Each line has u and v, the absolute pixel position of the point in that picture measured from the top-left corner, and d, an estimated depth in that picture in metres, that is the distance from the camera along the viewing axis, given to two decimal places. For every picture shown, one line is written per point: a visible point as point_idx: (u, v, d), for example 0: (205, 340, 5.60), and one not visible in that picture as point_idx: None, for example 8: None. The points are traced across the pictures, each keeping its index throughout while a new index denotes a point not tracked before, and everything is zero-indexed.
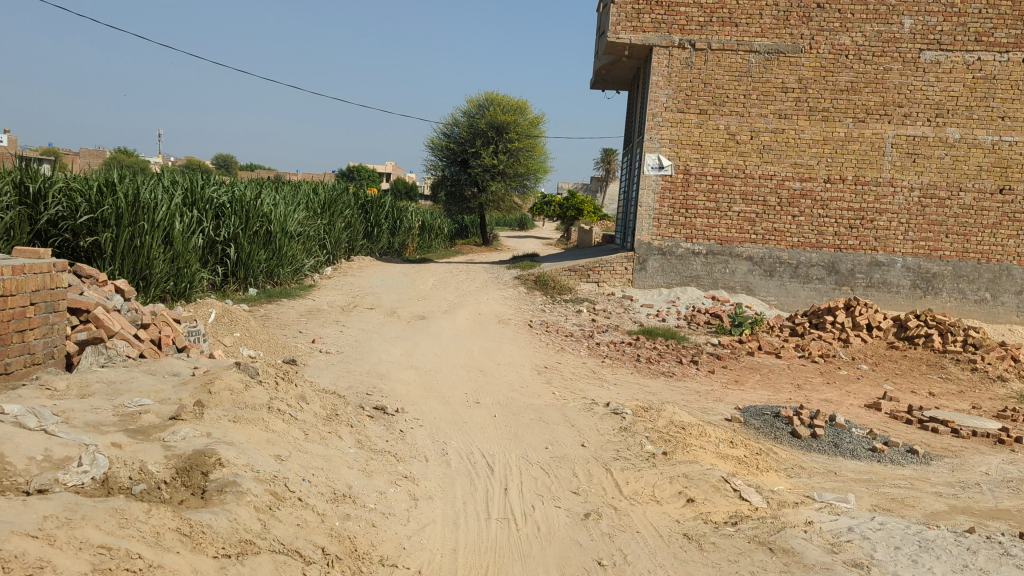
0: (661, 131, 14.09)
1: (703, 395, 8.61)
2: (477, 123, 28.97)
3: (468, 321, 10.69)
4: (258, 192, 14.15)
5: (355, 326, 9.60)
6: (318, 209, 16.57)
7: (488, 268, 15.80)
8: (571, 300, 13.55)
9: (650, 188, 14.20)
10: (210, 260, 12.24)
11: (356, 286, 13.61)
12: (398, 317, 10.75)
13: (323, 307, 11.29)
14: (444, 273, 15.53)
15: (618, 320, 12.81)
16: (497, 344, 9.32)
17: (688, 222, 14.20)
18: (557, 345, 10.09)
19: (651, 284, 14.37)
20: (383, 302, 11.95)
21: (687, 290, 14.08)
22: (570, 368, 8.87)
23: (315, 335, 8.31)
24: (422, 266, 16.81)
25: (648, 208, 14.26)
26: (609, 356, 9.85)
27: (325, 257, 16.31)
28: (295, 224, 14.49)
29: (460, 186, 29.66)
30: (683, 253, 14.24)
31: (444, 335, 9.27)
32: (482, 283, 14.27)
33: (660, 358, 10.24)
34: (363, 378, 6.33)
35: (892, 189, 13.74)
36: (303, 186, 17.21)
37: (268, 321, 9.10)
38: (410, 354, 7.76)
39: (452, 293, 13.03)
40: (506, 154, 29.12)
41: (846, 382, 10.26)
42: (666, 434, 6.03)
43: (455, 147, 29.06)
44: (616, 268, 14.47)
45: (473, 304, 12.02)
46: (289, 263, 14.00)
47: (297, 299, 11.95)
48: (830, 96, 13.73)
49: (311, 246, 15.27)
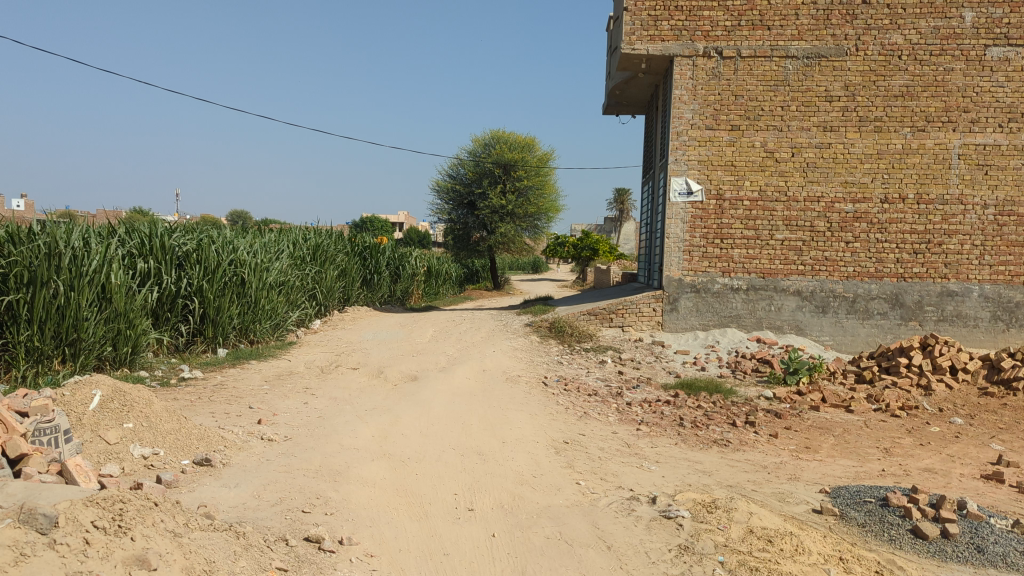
0: (688, 152, 12.30)
1: (772, 473, 6.61)
2: (484, 162, 27.43)
3: (468, 381, 8.79)
4: (230, 237, 12.41)
5: (325, 393, 7.73)
6: (305, 257, 14.83)
7: (496, 315, 13.91)
8: (592, 349, 11.61)
9: (677, 217, 12.36)
10: (169, 318, 10.47)
11: (344, 341, 11.77)
12: (386, 378, 8.87)
13: (298, 368, 9.48)
14: (446, 322, 13.65)
15: (650, 371, 10.86)
16: (503, 410, 7.40)
17: (724, 254, 12.30)
18: (579, 408, 8.14)
19: (685, 327, 12.43)
20: (371, 360, 10.09)
21: (727, 333, 12.13)
22: (596, 441, 6.92)
23: (267, 412, 6.44)
24: (421, 316, 14.95)
25: (677, 240, 12.40)
26: (645, 421, 7.89)
27: (313, 309, 14.48)
28: (275, 273, 12.71)
29: (467, 230, 28.00)
30: (720, 290, 12.32)
31: (436, 401, 7.39)
32: (489, 332, 12.37)
33: (707, 420, 8.27)
34: (306, 484, 4.44)
35: (962, 206, 11.82)
36: (288, 232, 15.47)
37: (215, 394, 7.26)
38: (384, 436, 5.87)
39: (452, 346, 11.15)
40: (514, 193, 27.53)
41: (942, 440, 8.22)
42: (750, 561, 4.09)
43: (460, 188, 27.46)
44: (643, 310, 12.54)
45: (476, 359, 10.14)
46: (268, 317, 12.19)
47: (270, 360, 10.12)
48: (882, 104, 11.93)
49: (295, 297, 13.49)
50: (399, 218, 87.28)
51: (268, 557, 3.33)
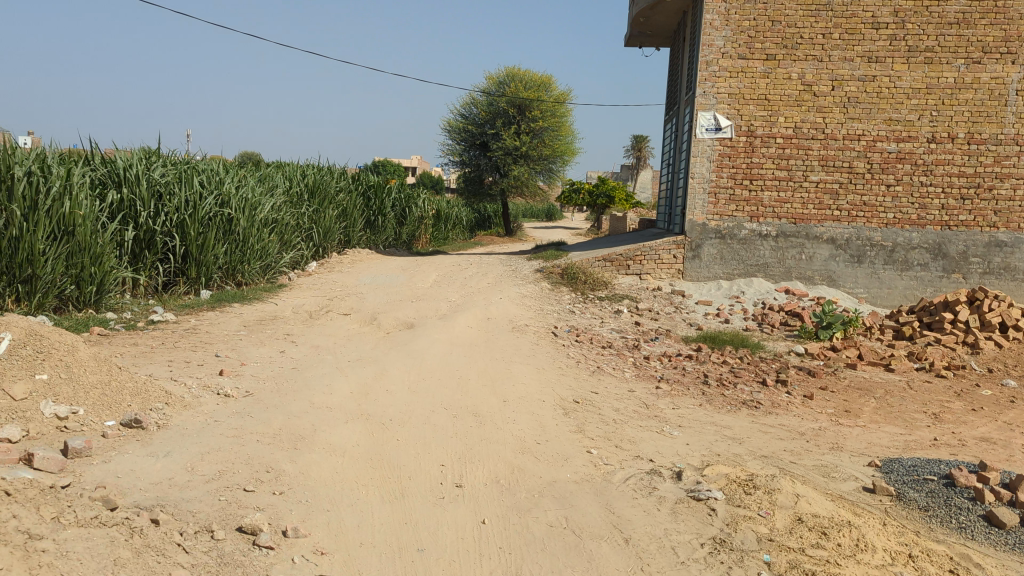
0: (717, 84, 11.23)
1: (810, 442, 5.78)
2: (497, 102, 26.24)
3: (469, 330, 7.96)
4: (217, 171, 11.52)
5: (308, 340, 6.93)
6: (301, 196, 13.96)
7: (505, 260, 13.03)
8: (607, 297, 10.74)
9: (703, 156, 11.35)
10: (147, 256, 9.69)
11: (338, 285, 10.94)
12: (379, 325, 8.05)
13: (284, 312, 8.68)
14: (451, 266, 12.80)
15: (669, 323, 10.00)
16: (506, 364, 6.58)
17: (752, 197, 11.30)
18: (592, 362, 7.31)
19: (707, 276, 11.53)
20: (365, 305, 9.28)
21: (753, 283, 11.22)
22: (610, 401, 6.10)
23: (233, 362, 5.66)
24: (426, 260, 14.09)
25: (702, 180, 11.40)
26: (665, 378, 7.07)
27: (309, 250, 13.66)
28: (266, 210, 11.86)
29: (479, 173, 26.95)
30: (747, 237, 11.36)
31: (430, 351, 6.57)
32: (496, 278, 11.51)
33: (734, 379, 7.43)
34: (256, 453, 3.63)
35: (1018, 147, 10.75)
36: (285, 168, 14.56)
37: (182, 341, 6.47)
38: (365, 393, 5.05)
39: (455, 292, 10.31)
40: (528, 135, 26.40)
41: (997, 404, 7.35)
42: (803, 562, 3.26)
43: (472, 129, 26.30)
44: (662, 257, 11.62)
45: (480, 306, 9.29)
46: (257, 257, 11.38)
47: (255, 303, 9.33)
48: (936, 32, 10.76)
49: (289, 238, 12.68)
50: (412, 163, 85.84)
51: (165, 562, 2.61)
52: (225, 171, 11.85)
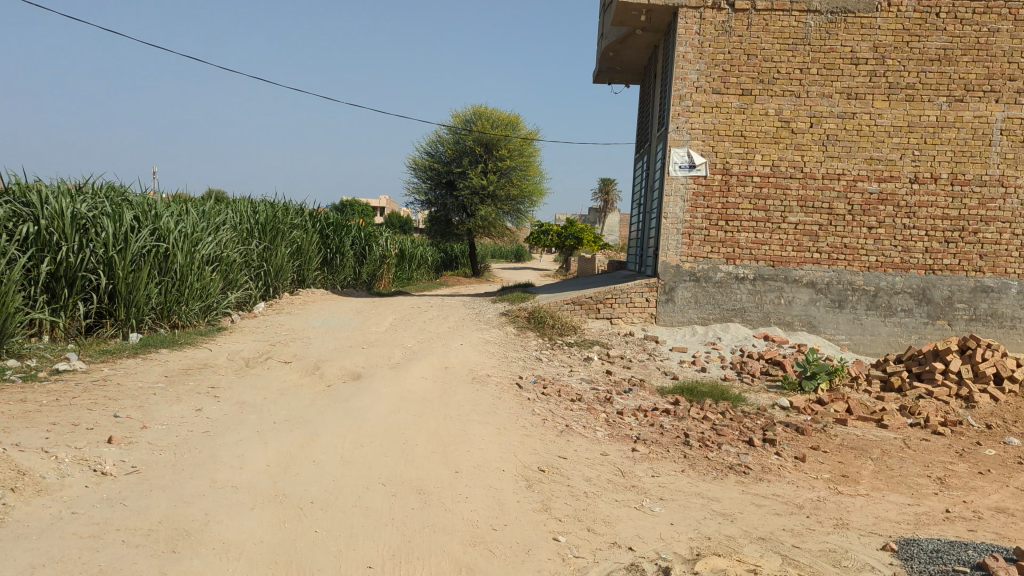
0: (690, 119, 10.68)
1: (810, 518, 5.03)
2: (464, 141, 25.68)
3: (423, 381, 7.12)
4: (155, 202, 10.61)
5: (233, 395, 6.03)
6: (251, 232, 13.08)
7: (467, 302, 12.22)
8: (576, 343, 9.97)
9: (677, 194, 10.74)
10: (68, 297, 8.71)
11: (284, 328, 10.06)
12: (322, 376, 7.17)
13: (216, 360, 7.77)
14: (409, 308, 11.95)
15: (642, 372, 9.25)
16: (460, 423, 5.76)
17: (728, 238, 10.69)
18: (559, 418, 6.50)
19: (681, 321, 10.84)
20: (310, 352, 8.40)
21: (730, 329, 10.55)
22: (581, 470, 5.29)
23: (131, 425, 4.76)
24: (384, 301, 13.22)
25: (675, 220, 10.77)
26: (642, 437, 6.28)
27: (257, 289, 12.72)
28: (209, 246, 10.95)
29: (445, 212, 26.27)
30: (723, 280, 10.72)
31: (374, 408, 5.72)
32: (457, 321, 10.70)
33: (717, 438, 6.67)
34: (114, 562, 2.87)
35: (1003, 189, 10.30)
36: (235, 203, 13.69)
37: (82, 396, 5.54)
38: (286, 465, 4.23)
39: (411, 337, 9.46)
40: (495, 174, 25.83)
41: (1004, 467, 6.66)
42: None
43: (438, 168, 25.66)
44: (633, 299, 10.91)
45: (438, 353, 8.46)
46: (197, 297, 10.43)
47: (187, 348, 8.39)
48: (916, 68, 10.36)
49: (235, 277, 11.75)
50: (380, 203, 84.91)
51: None
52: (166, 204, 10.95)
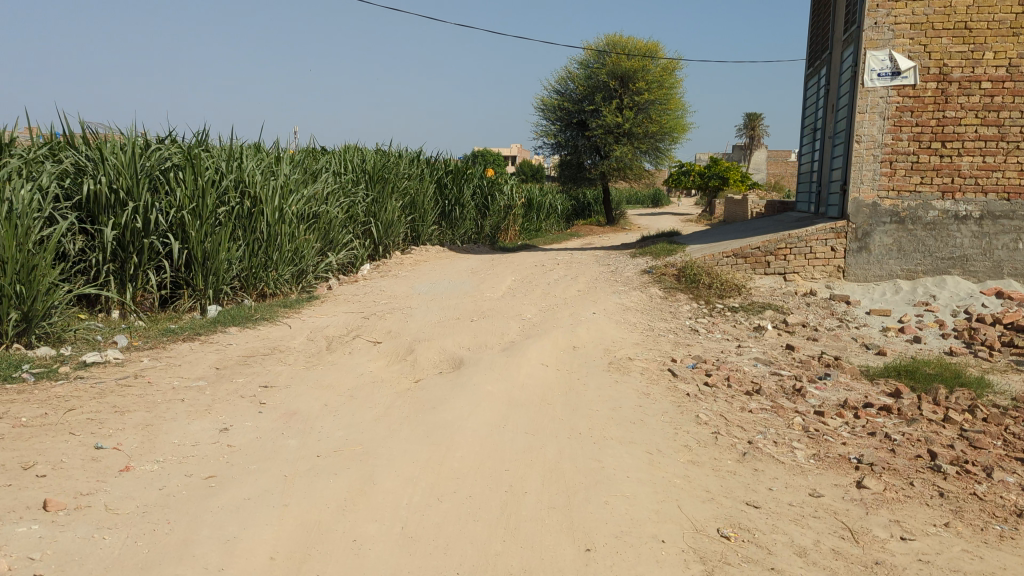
0: (895, 12, 8.21)
1: None
2: (597, 75, 23.38)
3: (544, 372, 5.31)
4: (242, 150, 9.26)
5: (286, 398, 4.44)
6: (358, 183, 11.72)
7: (602, 256, 10.32)
8: (742, 309, 7.96)
9: (874, 111, 8.36)
10: (136, 266, 7.51)
11: (385, 295, 8.56)
12: (414, 363, 5.52)
13: (291, 342, 6.29)
14: (533, 265, 10.21)
15: (834, 345, 7.10)
16: (594, 445, 3.91)
17: (946, 164, 8.26)
18: (737, 427, 4.53)
19: (878, 276, 8.57)
20: (408, 328, 6.79)
21: (947, 284, 8.21)
22: (788, 533, 3.31)
23: (105, 467, 3.18)
24: (505, 257, 11.53)
25: (872, 144, 8.40)
26: (867, 460, 4.21)
27: (363, 249, 11.37)
28: (302, 201, 9.58)
29: (577, 155, 24.32)
30: (936, 220, 8.35)
31: (471, 423, 4.00)
32: (590, 281, 8.83)
33: (979, 458, 4.46)
34: None
35: None
36: (339, 151, 12.27)
37: (80, 407, 4.08)
38: (307, 555, 2.58)
39: (533, 305, 7.68)
40: (632, 110, 23.47)
41: None
42: None
43: (569, 107, 23.66)
44: (813, 249, 8.70)
45: (565, 328, 6.63)
46: (288, 261, 9.13)
47: (264, 326, 6.95)
48: None
49: (335, 235, 10.41)
50: (511, 150, 83.25)
51: None
52: (257, 153, 9.60)
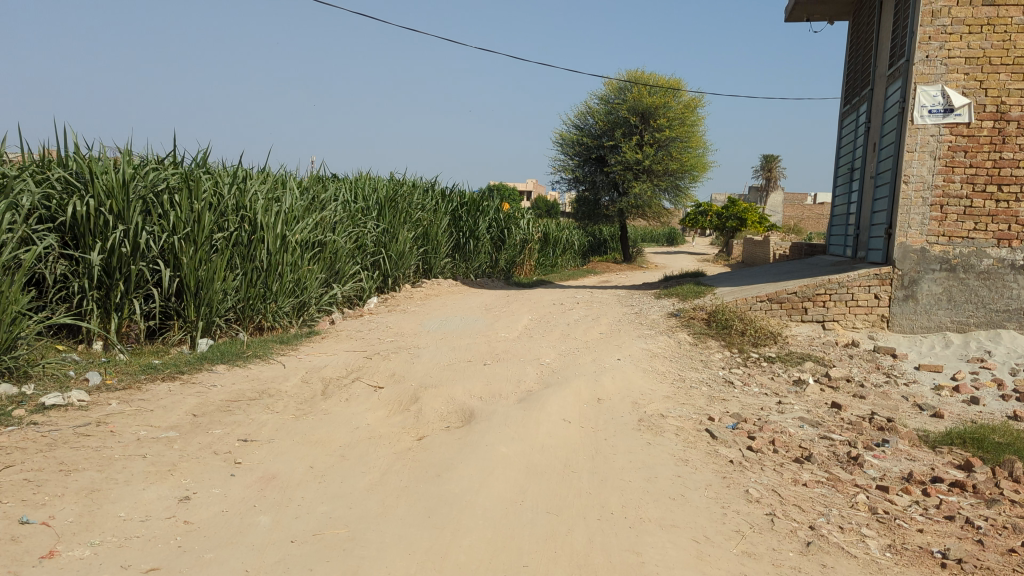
0: (947, 46, 7.64)
1: None
2: (617, 111, 22.98)
3: (566, 430, 4.65)
4: (245, 173, 8.76)
5: (266, 457, 3.80)
6: (368, 213, 11.19)
7: (624, 297, 9.68)
8: (779, 359, 7.29)
9: (924, 149, 7.75)
10: (123, 295, 6.96)
11: (391, 332, 7.93)
12: (417, 416, 4.87)
13: (283, 385, 5.67)
14: (551, 304, 9.58)
15: (885, 403, 6.40)
16: (630, 531, 3.23)
17: (1003, 209, 7.64)
18: (794, 505, 3.84)
19: (925, 327, 7.88)
20: (414, 372, 6.16)
21: (1003, 338, 7.52)
22: None
23: (23, 553, 2.55)
24: (520, 294, 10.92)
25: (922, 185, 7.78)
26: (954, 554, 3.47)
27: (371, 281, 10.81)
28: (306, 229, 9.05)
29: (595, 191, 23.85)
30: (992, 269, 7.69)
31: (481, 499, 3.34)
32: (612, 324, 8.19)
33: None
34: None
35: None
36: (350, 179, 11.77)
37: (20, 463, 3.46)
38: None
39: (551, 348, 7.04)
40: (652, 147, 23.01)
41: None
42: None
43: (588, 142, 23.24)
44: (855, 296, 8.04)
45: (587, 377, 5.98)
46: (288, 292, 8.58)
47: (255, 364, 6.34)
48: None
49: (342, 266, 9.86)
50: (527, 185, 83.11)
51: None
52: (260, 177, 9.09)
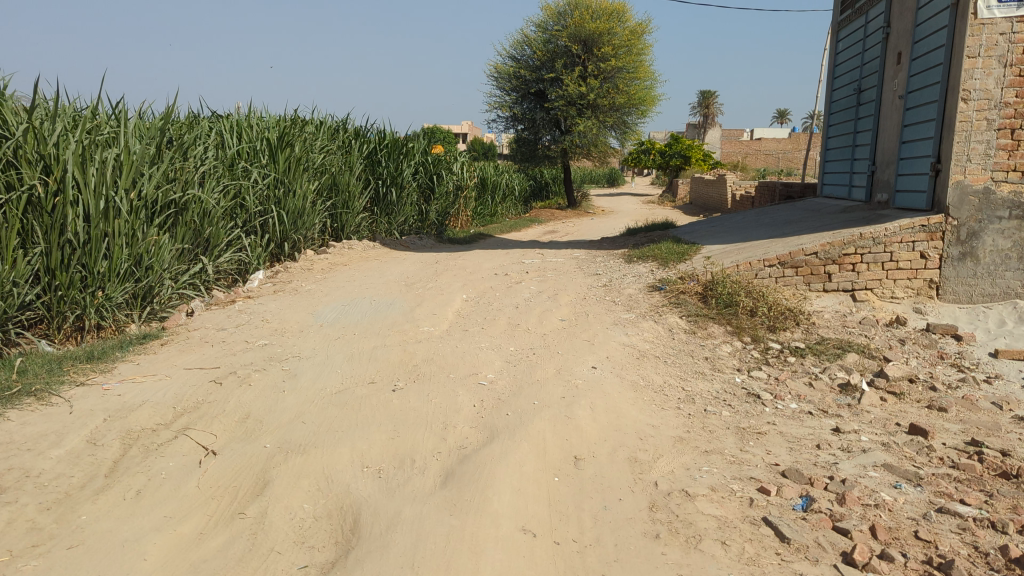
0: None
1: None
2: (556, 39, 20.49)
3: (528, 568, 2.48)
4: (52, 108, 6.13)
5: None
6: (252, 163, 8.67)
7: (586, 263, 7.51)
8: (810, 350, 5.25)
9: (991, 53, 5.71)
10: None
11: (265, 329, 5.60)
12: (252, 541, 2.63)
13: (40, 459, 3.33)
14: (492, 274, 7.36)
15: (979, 418, 4.43)
16: None
17: None
18: None
19: (987, 295, 5.99)
20: (279, 414, 3.89)
21: None
22: None
23: None
24: (452, 260, 8.64)
25: (988, 102, 5.77)
26: None
27: (258, 251, 8.32)
28: (150, 185, 6.49)
29: (535, 130, 21.49)
30: None
31: None
32: (575, 305, 6.02)
33: None
34: None
35: None
36: (228, 116, 9.13)
37: None
38: None
39: (495, 353, 4.84)
40: (596, 79, 20.63)
41: None
42: None
43: (525, 75, 20.78)
44: (895, 256, 6.05)
45: (551, 413, 3.81)
46: (125, 275, 6.04)
47: (21, 407, 3.95)
48: None
49: (214, 233, 7.36)
50: (462, 127, 79.59)
51: None
52: (77, 114, 6.46)
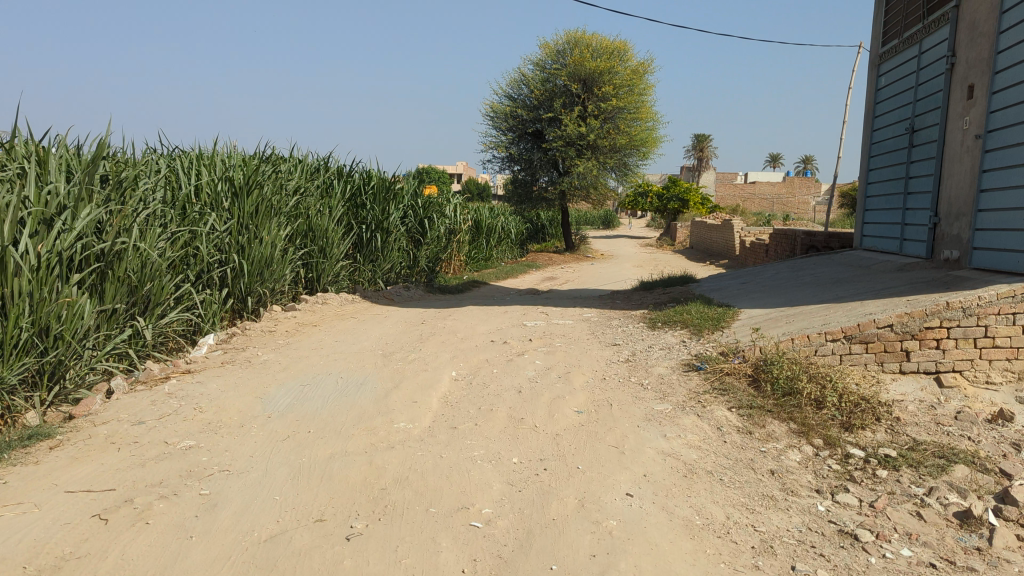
0: None
1: None
2: (554, 77, 19.58)
3: None
4: None
5: None
6: (210, 207, 7.45)
7: (599, 329, 6.29)
8: (905, 460, 4.01)
9: None
10: None
11: (194, 423, 4.31)
12: None
13: None
14: (487, 342, 6.12)
15: None
16: None
17: None
18: None
19: None
20: None
21: None
22: None
23: None
24: (440, 321, 7.42)
25: None
26: None
27: (211, 310, 7.04)
28: (70, 233, 5.23)
29: (532, 171, 20.47)
30: None
31: None
32: (593, 389, 4.79)
33: None
34: None
35: None
36: (185, 153, 7.93)
37: None
38: None
39: (492, 469, 3.58)
40: (596, 119, 19.67)
41: None
42: None
43: (522, 114, 19.82)
44: (992, 330, 4.92)
45: None
46: (25, 347, 4.71)
47: None
48: None
49: (153, 291, 6.09)
50: (455, 167, 78.99)
51: None
52: None
